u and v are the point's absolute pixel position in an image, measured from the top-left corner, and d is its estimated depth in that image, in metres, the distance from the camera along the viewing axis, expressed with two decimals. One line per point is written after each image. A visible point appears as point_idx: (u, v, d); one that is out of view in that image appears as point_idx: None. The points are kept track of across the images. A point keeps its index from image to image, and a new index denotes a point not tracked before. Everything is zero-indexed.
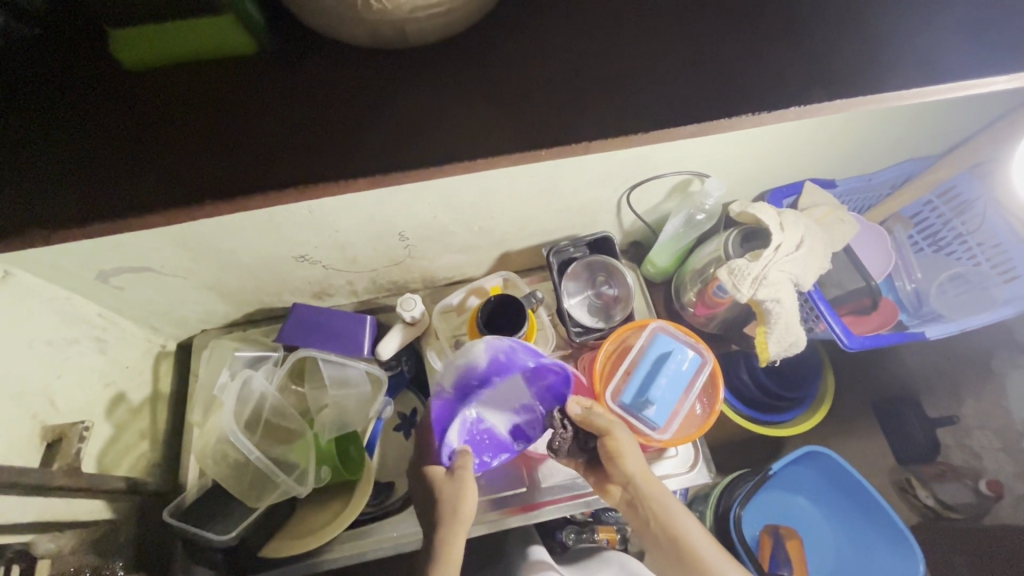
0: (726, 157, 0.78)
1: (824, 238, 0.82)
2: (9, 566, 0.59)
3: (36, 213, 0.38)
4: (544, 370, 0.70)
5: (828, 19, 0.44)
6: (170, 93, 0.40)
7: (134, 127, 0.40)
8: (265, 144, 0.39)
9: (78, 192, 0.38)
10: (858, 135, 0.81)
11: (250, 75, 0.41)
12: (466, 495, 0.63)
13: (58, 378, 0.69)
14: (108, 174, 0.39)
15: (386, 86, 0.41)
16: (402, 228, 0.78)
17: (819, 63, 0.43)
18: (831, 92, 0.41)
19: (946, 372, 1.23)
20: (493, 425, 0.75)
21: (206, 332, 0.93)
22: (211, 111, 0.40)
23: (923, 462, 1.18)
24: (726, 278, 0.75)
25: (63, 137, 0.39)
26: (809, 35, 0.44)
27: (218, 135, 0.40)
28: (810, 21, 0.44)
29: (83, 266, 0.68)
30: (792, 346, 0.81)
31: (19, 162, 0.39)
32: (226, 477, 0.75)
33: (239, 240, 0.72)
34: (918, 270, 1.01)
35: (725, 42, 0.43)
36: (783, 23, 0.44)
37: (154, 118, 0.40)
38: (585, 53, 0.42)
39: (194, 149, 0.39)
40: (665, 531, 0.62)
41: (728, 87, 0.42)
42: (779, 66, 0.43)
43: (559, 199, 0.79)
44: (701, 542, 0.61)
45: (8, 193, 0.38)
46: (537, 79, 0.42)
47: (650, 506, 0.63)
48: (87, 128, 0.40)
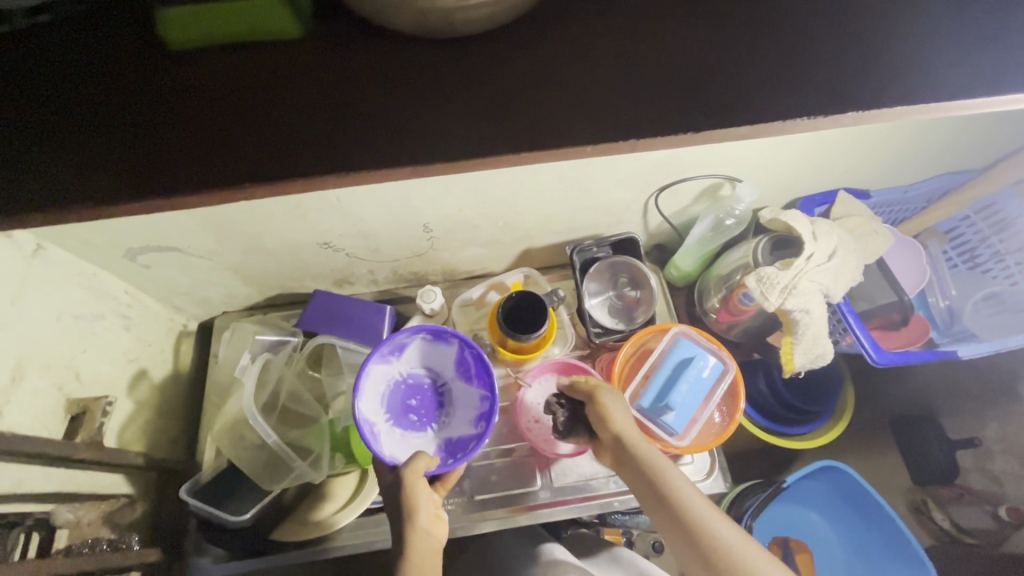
0: (760, 161, 0.76)
1: (857, 250, 0.80)
2: (30, 534, 0.63)
3: (73, 185, 0.38)
4: (461, 356, 0.74)
5: (888, 23, 0.43)
6: (211, 75, 0.40)
7: (170, 105, 0.40)
8: (277, 138, 0.39)
9: (113, 170, 0.39)
10: (898, 145, 0.79)
11: (280, 68, 0.40)
12: (420, 498, 0.60)
13: (84, 353, 0.70)
14: (106, 163, 0.39)
15: (429, 76, 0.40)
16: (427, 220, 0.77)
17: (878, 68, 0.41)
18: (892, 98, 0.40)
19: (970, 393, 1.20)
20: (456, 431, 0.73)
21: (227, 313, 0.93)
22: (220, 106, 0.40)
23: (941, 483, 1.15)
24: (755, 286, 0.74)
25: (104, 114, 0.39)
26: (869, 39, 0.42)
27: (256, 114, 0.39)
28: (869, 24, 0.43)
29: (112, 242, 0.69)
30: (819, 359, 0.79)
31: (57, 135, 0.39)
32: (241, 458, 0.76)
33: (266, 225, 0.72)
34: (952, 288, 0.97)
35: (779, 43, 0.42)
36: (844, 26, 0.42)
37: (192, 96, 0.40)
38: (635, 49, 0.41)
39: (195, 142, 0.39)
40: (665, 496, 0.58)
41: (781, 91, 0.40)
42: (838, 68, 0.41)
43: (586, 197, 0.78)
44: (702, 507, 0.57)
45: (46, 166, 0.38)
46: (582, 74, 0.41)
47: (647, 472, 0.60)
48: (126, 105, 0.40)
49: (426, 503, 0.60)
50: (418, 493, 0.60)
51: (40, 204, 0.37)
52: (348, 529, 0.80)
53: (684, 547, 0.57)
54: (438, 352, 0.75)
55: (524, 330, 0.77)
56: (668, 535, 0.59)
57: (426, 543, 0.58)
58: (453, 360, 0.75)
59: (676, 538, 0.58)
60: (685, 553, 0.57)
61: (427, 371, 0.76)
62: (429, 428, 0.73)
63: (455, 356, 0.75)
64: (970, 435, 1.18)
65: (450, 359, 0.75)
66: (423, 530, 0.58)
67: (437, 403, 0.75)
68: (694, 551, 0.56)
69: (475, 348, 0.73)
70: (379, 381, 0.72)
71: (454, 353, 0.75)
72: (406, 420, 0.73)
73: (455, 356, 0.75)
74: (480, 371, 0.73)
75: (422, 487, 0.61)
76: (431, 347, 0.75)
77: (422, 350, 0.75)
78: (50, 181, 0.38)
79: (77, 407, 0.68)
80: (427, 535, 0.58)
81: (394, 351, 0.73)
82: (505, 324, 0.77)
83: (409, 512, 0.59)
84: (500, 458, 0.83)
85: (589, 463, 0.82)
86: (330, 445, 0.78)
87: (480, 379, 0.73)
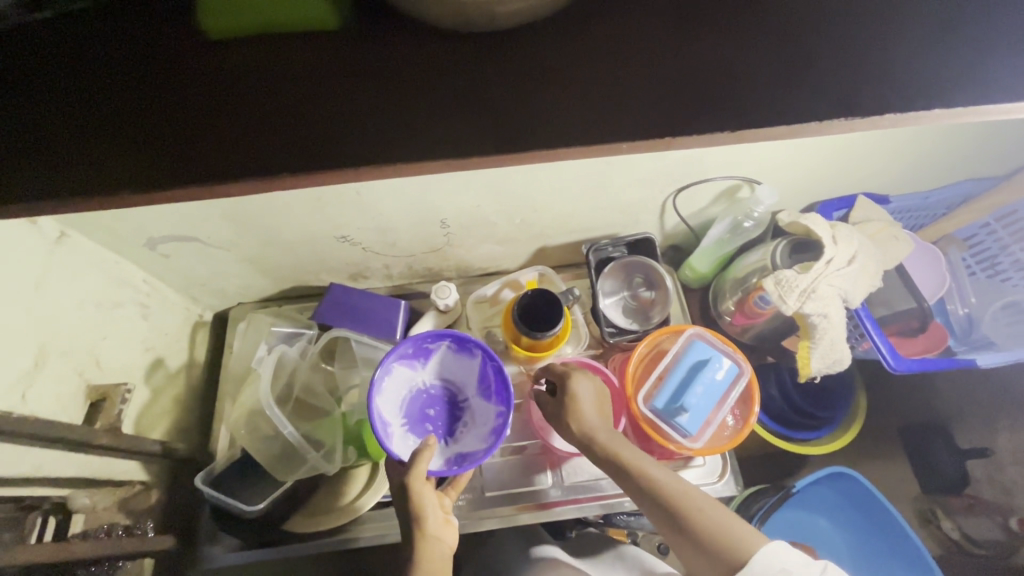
0: (780, 163, 0.75)
1: (877, 255, 0.80)
2: (47, 517, 0.64)
3: (113, 170, 0.39)
4: (483, 372, 0.75)
5: (936, 19, 0.41)
6: (248, 70, 0.40)
7: (209, 98, 0.39)
8: (302, 144, 0.39)
9: (150, 155, 0.39)
10: (919, 150, 0.78)
11: (319, 63, 0.40)
12: (429, 505, 0.60)
13: (104, 340, 0.70)
14: (130, 159, 0.39)
15: (462, 68, 0.40)
16: (444, 216, 0.78)
17: (923, 67, 0.40)
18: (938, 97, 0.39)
19: (983, 403, 1.18)
20: (468, 446, 0.72)
21: (243, 304, 0.94)
22: (247, 107, 0.39)
23: (951, 493, 1.14)
24: (772, 289, 0.73)
25: (141, 106, 0.39)
26: (915, 36, 0.41)
27: (292, 108, 0.39)
28: (916, 20, 0.41)
29: (134, 231, 0.69)
30: (836, 364, 0.79)
31: (98, 125, 0.39)
32: (255, 449, 0.76)
33: (286, 218, 0.72)
34: (971, 295, 0.95)
35: (822, 39, 0.41)
36: (890, 21, 0.41)
37: (231, 91, 0.40)
38: (674, 44, 0.41)
39: (228, 139, 0.39)
40: (647, 488, 0.58)
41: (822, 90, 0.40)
42: (879, 68, 0.40)
43: (605, 196, 0.78)
44: (686, 491, 0.57)
45: (85, 151, 0.39)
46: (620, 68, 0.40)
47: (626, 467, 0.60)
48: (162, 97, 0.39)
49: (434, 510, 0.60)
50: (426, 501, 0.60)
51: (80, 188, 0.38)
52: (359, 522, 0.80)
53: (678, 535, 0.56)
54: (462, 365, 0.76)
55: (537, 329, 0.76)
56: (660, 526, 0.58)
57: (437, 548, 0.58)
58: (476, 376, 0.76)
59: (667, 526, 0.57)
60: (680, 541, 0.56)
61: (449, 383, 0.76)
62: (442, 440, 0.73)
63: (478, 372, 0.76)
64: (982, 445, 1.17)
65: (472, 373, 0.76)
66: (434, 536, 0.59)
67: (453, 416, 0.75)
68: (688, 538, 0.55)
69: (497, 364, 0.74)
70: (401, 384, 0.73)
71: (477, 368, 0.75)
72: (421, 428, 0.73)
73: (478, 370, 0.75)
74: (499, 387, 0.73)
75: (430, 492, 0.61)
76: (456, 358, 0.76)
77: (447, 361, 0.76)
78: (75, 173, 0.38)
79: (96, 393, 0.69)
80: (438, 541, 0.59)
81: (419, 358, 0.75)
82: (519, 322, 0.77)
83: (420, 519, 0.59)
84: (511, 455, 0.84)
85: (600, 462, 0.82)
86: (343, 439, 0.79)
87: (498, 397, 0.73)
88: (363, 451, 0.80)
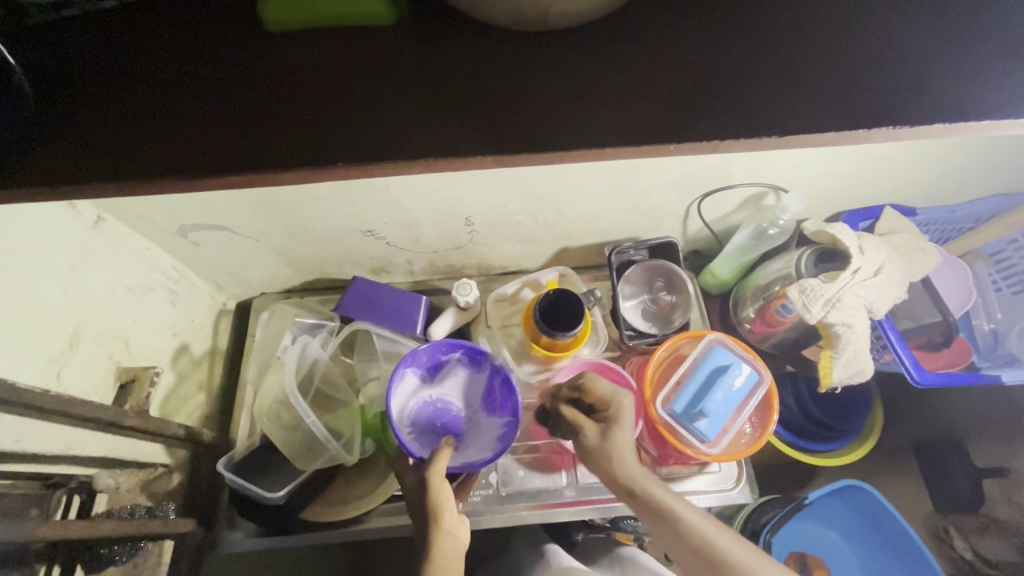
0: (808, 171, 0.75)
1: (903, 267, 0.79)
2: (72, 496, 0.64)
3: (168, 157, 0.38)
4: (491, 383, 0.75)
5: (991, 29, 0.41)
6: (316, 63, 0.41)
7: (271, 91, 0.40)
8: (294, 138, 0.39)
9: (209, 144, 0.39)
10: (949, 162, 0.78)
11: (387, 56, 0.41)
12: (445, 499, 0.61)
13: (134, 323, 0.72)
14: (120, 145, 0.39)
15: (506, 68, 0.41)
16: (470, 214, 0.78)
17: (983, 74, 0.40)
18: (998, 110, 0.38)
19: (1001, 423, 1.17)
20: (472, 456, 0.72)
21: (266, 295, 0.95)
22: (253, 103, 0.40)
23: (965, 512, 1.12)
24: (797, 297, 0.73)
25: (208, 98, 0.40)
26: (970, 47, 0.41)
27: (353, 101, 0.40)
28: (972, 29, 0.41)
29: (167, 218, 0.71)
30: (857, 375, 0.78)
31: (163, 115, 0.39)
32: (277, 437, 0.77)
33: (316, 210, 0.74)
34: (997, 311, 0.93)
35: (872, 47, 0.41)
36: (941, 31, 0.42)
37: (297, 81, 0.40)
38: (726, 48, 0.41)
39: (284, 132, 0.39)
40: (688, 539, 0.57)
41: (878, 99, 0.39)
42: (937, 78, 0.40)
43: (630, 199, 0.78)
44: (728, 541, 0.57)
45: (146, 140, 0.39)
46: (672, 70, 0.40)
47: (665, 516, 0.58)
48: (229, 92, 0.40)
49: (450, 507, 0.61)
50: (443, 499, 0.61)
51: (134, 173, 0.37)
52: (373, 514, 0.81)
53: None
54: (470, 378, 0.76)
55: (557, 328, 0.76)
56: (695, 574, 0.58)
57: (452, 545, 0.58)
58: (483, 388, 0.76)
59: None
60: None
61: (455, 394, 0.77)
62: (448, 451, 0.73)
63: (485, 383, 0.76)
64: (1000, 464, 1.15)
65: (479, 385, 0.76)
66: (449, 532, 0.59)
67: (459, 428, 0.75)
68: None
69: (505, 376, 0.74)
70: (412, 394, 0.73)
71: (485, 380, 0.76)
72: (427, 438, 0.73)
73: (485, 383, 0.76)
74: (507, 398, 0.74)
75: (446, 489, 0.62)
76: (464, 371, 0.76)
77: (455, 373, 0.76)
78: (93, 166, 0.38)
79: (126, 375, 0.70)
80: (452, 537, 0.59)
81: (430, 368, 0.75)
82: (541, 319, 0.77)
83: (434, 514, 0.60)
84: (528, 453, 0.84)
85: None
86: (361, 431, 0.80)
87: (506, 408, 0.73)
88: (380, 445, 0.81)
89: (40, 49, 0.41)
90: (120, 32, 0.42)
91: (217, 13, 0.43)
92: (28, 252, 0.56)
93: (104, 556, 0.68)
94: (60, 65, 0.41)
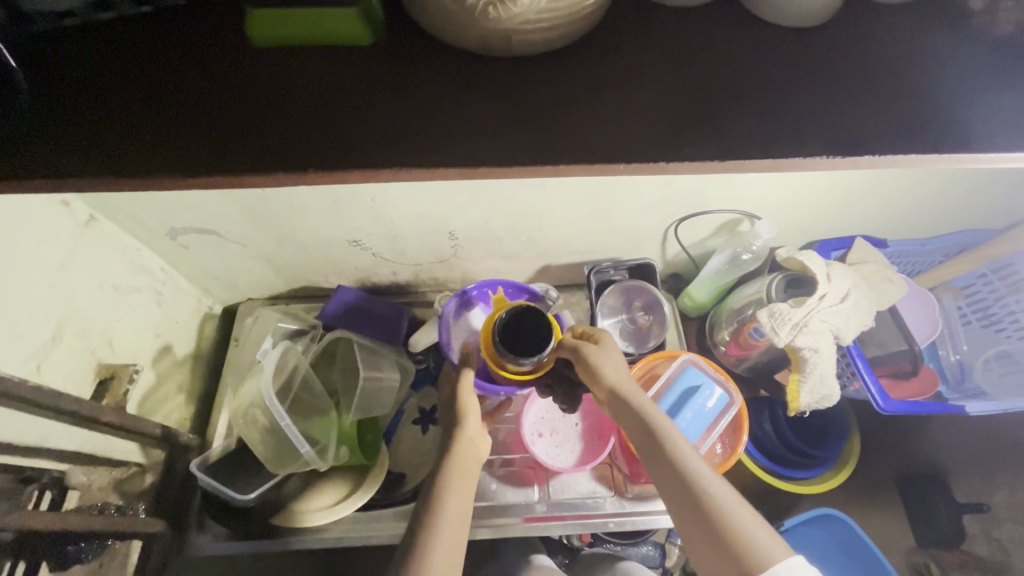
0: (778, 200, 0.78)
1: (870, 296, 0.82)
2: (43, 491, 0.63)
3: (163, 158, 0.40)
4: None
5: (920, 75, 0.45)
6: (291, 78, 0.44)
7: (257, 101, 0.43)
8: (275, 147, 0.41)
9: (198, 147, 0.41)
10: (913, 195, 0.81)
11: (365, 73, 0.44)
12: (470, 405, 0.68)
13: (117, 322, 0.73)
14: (109, 145, 0.41)
15: (473, 88, 0.44)
16: (453, 228, 0.81)
17: (911, 117, 0.43)
18: (927, 143, 0.42)
19: (976, 455, 1.18)
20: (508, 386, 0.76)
21: (252, 301, 0.96)
22: (234, 107, 0.43)
23: (943, 547, 1.12)
24: (766, 320, 0.75)
25: (206, 104, 0.43)
26: (903, 86, 0.45)
27: (333, 112, 0.43)
28: (905, 74, 0.45)
29: (158, 220, 0.73)
30: (824, 400, 0.80)
31: (161, 118, 0.42)
32: (254, 440, 0.78)
33: (303, 218, 0.76)
34: (963, 342, 0.96)
35: (817, 82, 0.45)
36: (880, 74, 0.45)
37: (283, 93, 0.43)
38: (683, 79, 0.45)
39: (268, 137, 0.41)
40: (690, 491, 0.56)
41: (820, 130, 0.42)
42: (874, 114, 0.43)
43: (609, 220, 0.81)
44: (730, 500, 0.55)
45: (142, 142, 0.41)
46: (631, 97, 0.44)
47: (672, 461, 0.58)
48: (222, 97, 0.43)
49: (474, 416, 0.68)
50: (468, 404, 0.68)
51: (127, 171, 0.40)
52: (346, 522, 0.81)
53: (709, 544, 0.54)
54: None
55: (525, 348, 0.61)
56: (692, 534, 0.56)
57: (469, 453, 0.64)
58: None
59: (694, 529, 0.55)
60: (706, 549, 0.54)
61: None
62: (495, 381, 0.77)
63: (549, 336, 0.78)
64: (977, 499, 1.16)
65: None
66: (468, 439, 0.65)
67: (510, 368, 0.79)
68: (719, 551, 0.53)
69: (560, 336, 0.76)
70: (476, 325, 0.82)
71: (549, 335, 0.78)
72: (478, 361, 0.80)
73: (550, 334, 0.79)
74: None
75: (471, 398, 0.69)
76: None
77: None
78: (93, 162, 0.40)
79: (106, 371, 0.72)
80: (470, 442, 0.65)
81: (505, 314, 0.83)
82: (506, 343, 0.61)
83: (460, 417, 0.67)
84: (503, 467, 0.83)
85: (588, 480, 0.82)
86: (337, 437, 0.80)
87: None
88: (354, 453, 0.82)
89: (38, 55, 0.44)
90: (126, 42, 0.45)
91: (216, 29, 0.46)
92: (17, 243, 0.58)
93: (71, 553, 0.66)
94: (68, 71, 0.44)
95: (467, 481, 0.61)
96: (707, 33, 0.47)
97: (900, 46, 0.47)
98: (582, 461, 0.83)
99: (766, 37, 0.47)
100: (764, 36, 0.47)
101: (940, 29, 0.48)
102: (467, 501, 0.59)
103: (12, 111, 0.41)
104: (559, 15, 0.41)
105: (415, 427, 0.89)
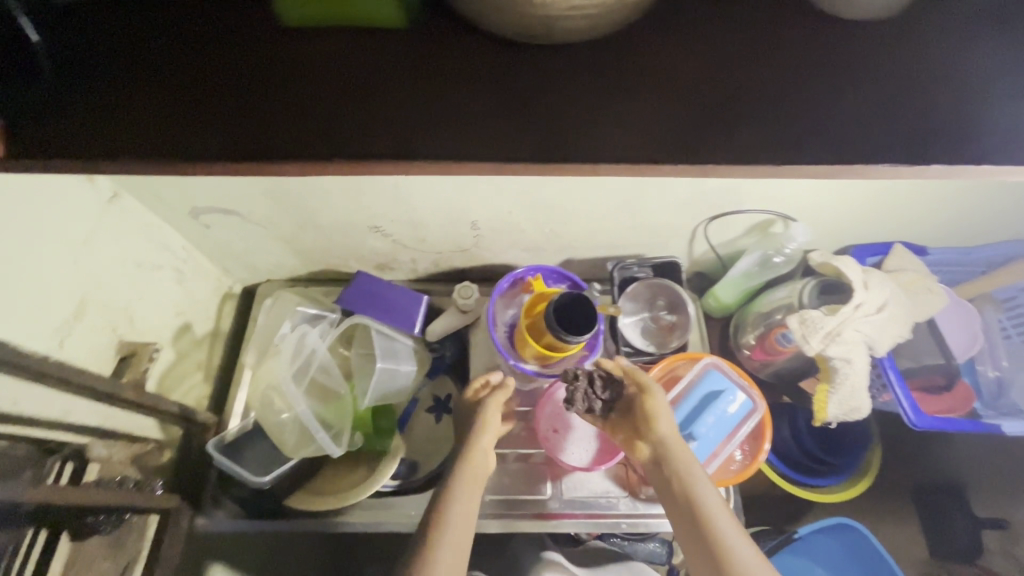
0: (816, 202, 0.75)
1: (908, 307, 0.78)
2: (65, 463, 0.65)
3: (185, 143, 0.40)
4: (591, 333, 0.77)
5: (974, 83, 0.43)
6: (314, 60, 0.42)
7: (278, 82, 0.42)
8: (295, 135, 0.41)
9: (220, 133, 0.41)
10: (961, 203, 0.77)
11: (391, 55, 0.43)
12: (490, 419, 0.70)
13: (138, 299, 0.73)
14: (127, 126, 0.41)
15: (507, 77, 0.42)
16: (475, 218, 0.79)
17: (962, 127, 0.42)
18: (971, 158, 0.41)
19: (1000, 471, 1.15)
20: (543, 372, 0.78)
21: (271, 281, 0.96)
22: (255, 89, 0.42)
23: (957, 559, 1.10)
24: (797, 327, 0.73)
25: (225, 85, 0.41)
26: (956, 94, 0.43)
27: (356, 98, 0.41)
28: (958, 82, 0.43)
29: (181, 198, 0.72)
30: (852, 412, 0.77)
31: (180, 97, 0.41)
32: (269, 423, 0.79)
33: (325, 203, 0.75)
34: (1004, 358, 0.91)
35: (866, 88, 0.43)
36: (931, 81, 0.44)
37: (304, 74, 0.42)
38: (730, 77, 0.42)
39: (288, 124, 0.41)
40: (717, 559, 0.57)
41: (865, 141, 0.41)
42: (923, 125, 0.42)
43: (636, 216, 0.78)
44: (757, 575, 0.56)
45: (160, 123, 0.41)
46: (669, 94, 0.42)
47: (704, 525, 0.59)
48: (242, 77, 0.42)
49: (490, 433, 0.69)
50: (489, 419, 0.70)
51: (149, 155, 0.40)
52: (358, 508, 0.81)
53: None
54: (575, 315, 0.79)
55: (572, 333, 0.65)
56: None
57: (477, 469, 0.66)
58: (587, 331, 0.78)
59: None
60: None
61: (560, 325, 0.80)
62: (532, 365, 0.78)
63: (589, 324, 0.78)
64: (998, 515, 1.13)
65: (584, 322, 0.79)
66: (481, 452, 0.67)
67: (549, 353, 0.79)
68: None
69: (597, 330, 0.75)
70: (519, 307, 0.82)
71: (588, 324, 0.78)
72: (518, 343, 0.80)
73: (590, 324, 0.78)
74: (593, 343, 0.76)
75: (491, 413, 0.71)
76: None
77: None
78: (115, 144, 0.40)
79: (126, 349, 0.72)
80: (483, 454, 0.67)
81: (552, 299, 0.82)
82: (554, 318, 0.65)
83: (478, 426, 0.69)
84: (517, 461, 0.83)
85: (602, 480, 0.81)
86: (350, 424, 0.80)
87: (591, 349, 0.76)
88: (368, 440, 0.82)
89: (57, 24, 0.43)
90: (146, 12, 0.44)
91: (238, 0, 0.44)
92: (43, 218, 0.58)
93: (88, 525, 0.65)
94: (90, 43, 0.43)
95: (472, 494, 0.63)
96: (759, 27, 0.44)
97: (956, 48, 0.44)
98: (596, 461, 0.80)
99: (820, 34, 0.45)
100: (819, 33, 0.45)
101: (1001, 33, 0.45)
102: (469, 519, 0.61)
103: (35, 87, 0.41)
104: (604, 6, 0.39)
105: (430, 416, 0.89)
